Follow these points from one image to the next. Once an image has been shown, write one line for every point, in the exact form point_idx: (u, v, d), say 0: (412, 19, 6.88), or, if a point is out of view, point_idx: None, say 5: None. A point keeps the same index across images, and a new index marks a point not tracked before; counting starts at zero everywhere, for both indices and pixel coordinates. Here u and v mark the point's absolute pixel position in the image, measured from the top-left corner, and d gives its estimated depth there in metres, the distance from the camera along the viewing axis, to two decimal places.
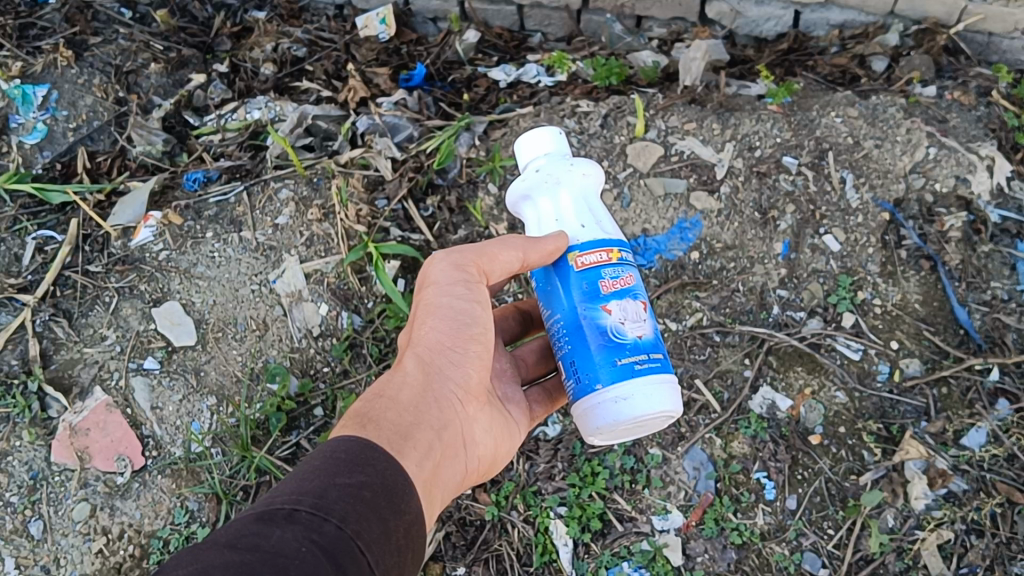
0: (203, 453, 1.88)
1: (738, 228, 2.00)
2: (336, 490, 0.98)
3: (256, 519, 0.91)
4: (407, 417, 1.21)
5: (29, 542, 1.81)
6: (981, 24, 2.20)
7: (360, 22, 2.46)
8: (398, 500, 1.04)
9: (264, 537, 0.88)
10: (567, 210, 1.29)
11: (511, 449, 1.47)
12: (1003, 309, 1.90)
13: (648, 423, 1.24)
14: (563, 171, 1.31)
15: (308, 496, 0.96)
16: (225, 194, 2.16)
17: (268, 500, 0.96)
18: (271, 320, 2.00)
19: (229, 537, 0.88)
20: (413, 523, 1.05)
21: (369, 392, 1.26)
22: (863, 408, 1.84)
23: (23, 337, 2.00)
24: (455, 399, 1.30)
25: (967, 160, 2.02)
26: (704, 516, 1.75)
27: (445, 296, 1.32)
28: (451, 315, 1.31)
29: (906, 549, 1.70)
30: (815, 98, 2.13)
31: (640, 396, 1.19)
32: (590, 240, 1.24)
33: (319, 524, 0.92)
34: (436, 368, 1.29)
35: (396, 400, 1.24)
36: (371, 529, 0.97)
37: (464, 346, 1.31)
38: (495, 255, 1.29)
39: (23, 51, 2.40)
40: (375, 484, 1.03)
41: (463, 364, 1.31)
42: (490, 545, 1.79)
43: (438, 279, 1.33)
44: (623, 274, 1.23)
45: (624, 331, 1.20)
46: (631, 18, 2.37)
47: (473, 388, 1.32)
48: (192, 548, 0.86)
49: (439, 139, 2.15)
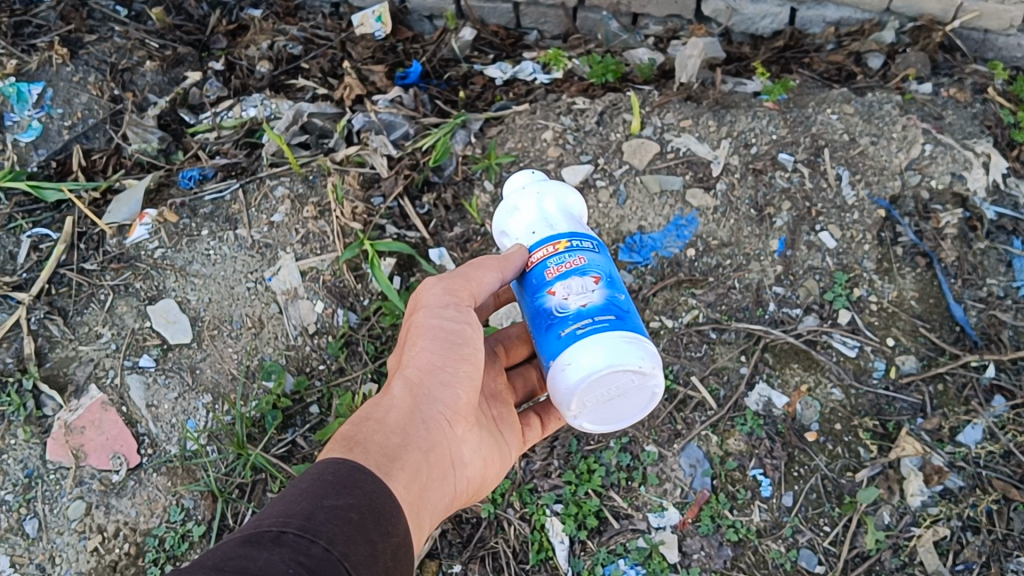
0: (198, 451, 1.87)
1: (734, 225, 2.00)
2: (323, 512, 0.98)
3: (242, 542, 0.90)
4: (394, 440, 1.21)
5: (23, 540, 1.80)
6: (977, 21, 2.19)
7: (356, 20, 2.45)
8: (384, 522, 1.04)
9: (251, 559, 0.88)
10: (523, 225, 1.35)
11: (500, 473, 1.47)
12: (999, 306, 1.91)
13: (610, 388, 1.22)
14: (519, 193, 1.38)
15: (295, 518, 0.96)
16: (221, 191, 2.15)
17: (255, 523, 0.96)
18: (266, 317, 2.00)
19: (215, 560, 0.87)
20: (399, 546, 1.05)
21: (357, 415, 1.27)
22: (859, 405, 1.84)
23: (18, 335, 1.99)
24: (443, 420, 1.29)
25: (962, 157, 2.02)
26: (700, 513, 1.75)
27: (434, 318, 1.32)
28: (440, 336, 1.31)
29: (902, 546, 1.69)
30: (810, 96, 2.14)
31: (578, 361, 1.18)
32: (540, 240, 1.30)
33: (306, 546, 0.92)
34: (425, 390, 1.29)
35: (383, 422, 1.24)
36: (359, 551, 0.97)
37: (454, 367, 1.31)
38: (478, 276, 1.31)
39: (18, 49, 2.39)
40: (362, 506, 1.03)
41: (453, 385, 1.30)
42: (486, 543, 1.79)
43: (428, 301, 1.34)
44: (570, 258, 1.25)
45: (567, 305, 1.22)
46: (628, 15, 2.37)
47: (462, 409, 1.31)
48: (177, 572, 0.85)
49: (435, 136, 2.15)
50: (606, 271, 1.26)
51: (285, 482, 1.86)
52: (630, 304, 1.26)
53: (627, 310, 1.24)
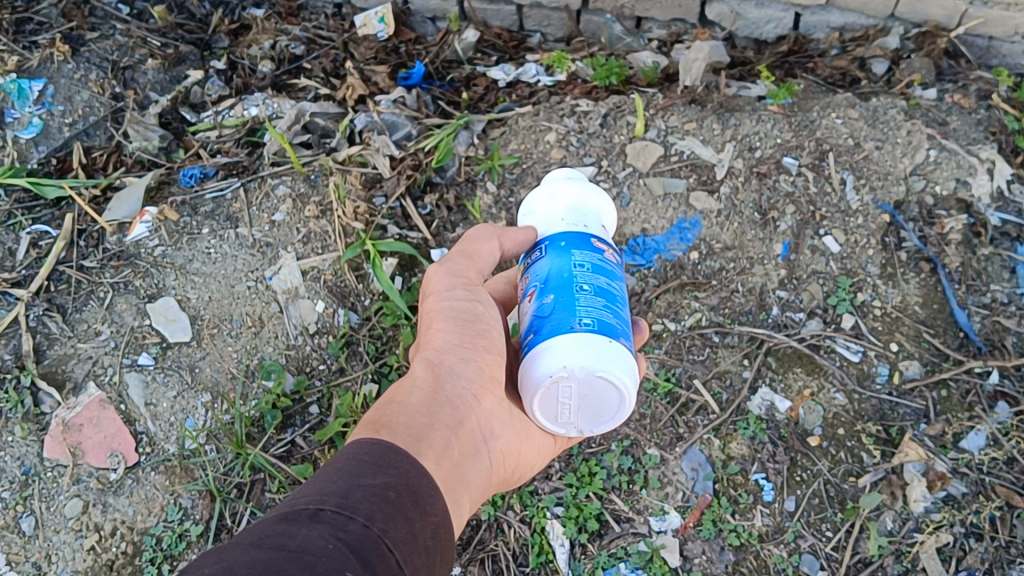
0: (197, 450, 1.86)
1: (737, 228, 2.00)
2: (359, 490, 0.97)
3: (280, 519, 0.90)
4: (420, 419, 1.18)
5: (20, 538, 1.78)
6: (982, 28, 2.19)
7: (359, 21, 2.45)
8: (423, 502, 1.01)
9: (290, 536, 0.87)
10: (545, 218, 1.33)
11: (538, 457, 1.40)
12: (1003, 312, 1.90)
13: (572, 391, 1.16)
14: (569, 182, 1.35)
15: (332, 496, 0.94)
16: (222, 190, 2.14)
17: (293, 501, 0.95)
18: (267, 316, 1.99)
19: (254, 537, 0.86)
20: (439, 526, 1.02)
21: (379, 400, 1.23)
22: (862, 410, 1.83)
23: (16, 331, 1.97)
24: (469, 396, 1.27)
25: (967, 163, 2.02)
26: (702, 517, 1.74)
27: (444, 301, 1.34)
28: (452, 316, 1.32)
29: (905, 552, 1.69)
30: (815, 100, 2.13)
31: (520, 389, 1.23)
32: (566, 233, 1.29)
33: (344, 523, 0.91)
34: (445, 367, 1.28)
35: (407, 402, 1.21)
36: (398, 528, 0.95)
37: (471, 342, 1.30)
38: (477, 251, 1.39)
39: (20, 46, 2.37)
40: (399, 485, 1.01)
41: (472, 360, 1.29)
42: (486, 545, 1.78)
43: (436, 287, 1.36)
44: (574, 248, 1.25)
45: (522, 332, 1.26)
46: (632, 19, 2.37)
47: (487, 381, 1.29)
48: (218, 548, 0.85)
49: (438, 136, 2.14)
50: (545, 282, 1.23)
51: (284, 483, 1.85)
52: (564, 301, 1.18)
53: (558, 305, 1.18)
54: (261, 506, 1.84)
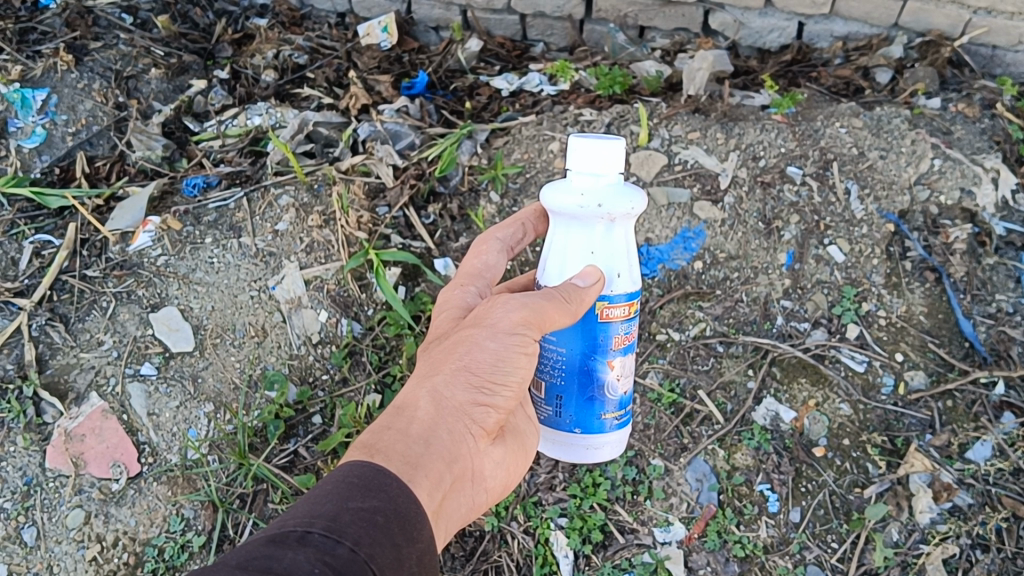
0: (199, 460, 1.87)
1: (741, 237, 1.99)
2: (348, 513, 0.96)
3: (267, 542, 0.89)
4: (416, 450, 1.14)
5: (22, 549, 1.81)
6: (985, 37, 2.18)
7: (362, 31, 2.46)
8: (409, 527, 1.01)
9: (276, 560, 0.86)
10: (600, 248, 1.27)
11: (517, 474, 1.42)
12: (1008, 322, 1.89)
13: None
14: (617, 204, 1.24)
15: (321, 519, 0.94)
16: (225, 199, 2.13)
17: (280, 523, 0.94)
18: (270, 326, 1.98)
19: (240, 559, 0.85)
20: (424, 552, 1.02)
21: (378, 422, 1.19)
22: (867, 420, 1.83)
23: (19, 341, 1.98)
24: (471, 438, 1.23)
25: (972, 172, 2.01)
26: (706, 528, 1.76)
27: (491, 339, 1.24)
28: (489, 359, 1.24)
29: (911, 563, 1.69)
30: (818, 109, 2.11)
31: (611, 450, 1.36)
32: (621, 292, 1.27)
33: (332, 547, 0.90)
34: (452, 406, 1.22)
35: (404, 432, 1.17)
36: (384, 553, 0.94)
37: (492, 389, 1.24)
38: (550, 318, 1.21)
39: (23, 55, 2.35)
40: (388, 510, 1.00)
41: (487, 407, 1.24)
42: (490, 556, 1.80)
43: (492, 322, 1.25)
44: None
45: (616, 386, 1.31)
46: (634, 28, 2.38)
47: (492, 427, 1.25)
48: (203, 569, 0.84)
49: (442, 146, 2.13)
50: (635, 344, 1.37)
51: (286, 493, 1.86)
52: None
53: None
54: (264, 517, 1.85)
